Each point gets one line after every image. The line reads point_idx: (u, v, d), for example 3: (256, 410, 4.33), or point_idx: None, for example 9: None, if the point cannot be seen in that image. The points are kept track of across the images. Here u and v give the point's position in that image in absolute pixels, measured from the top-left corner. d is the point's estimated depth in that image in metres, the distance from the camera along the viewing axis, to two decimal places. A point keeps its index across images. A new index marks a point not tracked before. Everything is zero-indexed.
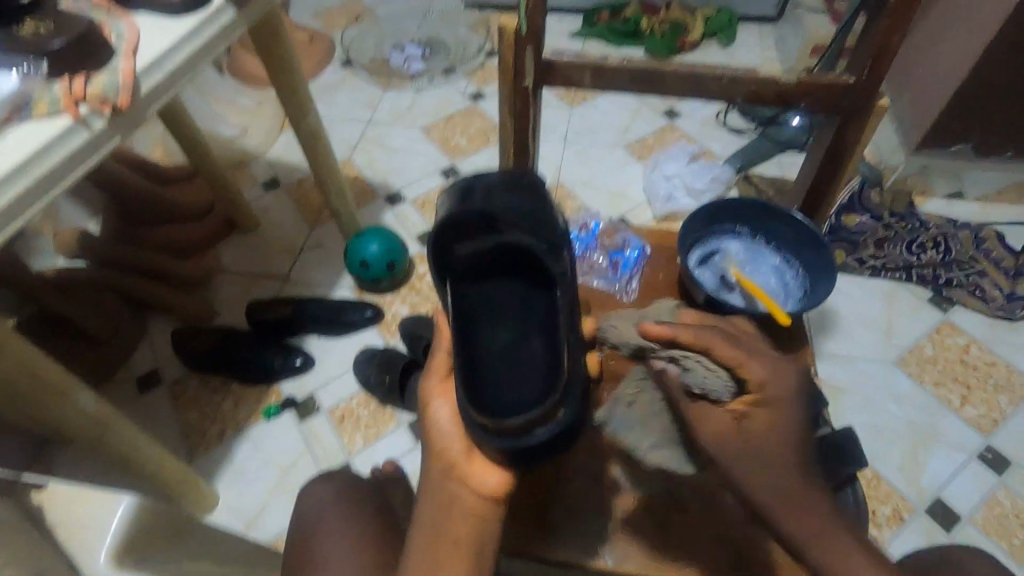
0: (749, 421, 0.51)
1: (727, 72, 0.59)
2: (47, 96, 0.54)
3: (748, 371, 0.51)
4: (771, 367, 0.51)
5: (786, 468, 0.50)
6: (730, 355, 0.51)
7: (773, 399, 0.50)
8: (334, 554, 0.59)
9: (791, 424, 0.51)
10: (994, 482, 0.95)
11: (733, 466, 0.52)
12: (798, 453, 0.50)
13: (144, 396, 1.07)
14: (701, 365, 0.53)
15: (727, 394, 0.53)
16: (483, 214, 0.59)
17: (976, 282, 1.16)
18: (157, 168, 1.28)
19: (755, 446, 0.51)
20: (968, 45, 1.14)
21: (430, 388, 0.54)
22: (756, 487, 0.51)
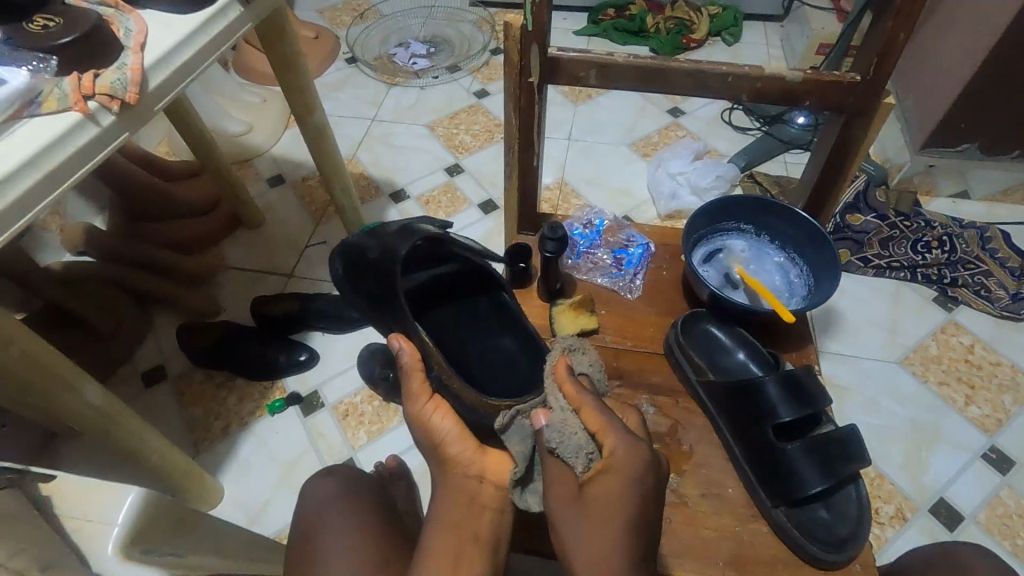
0: (591, 485, 0.47)
1: (732, 69, 0.59)
2: (55, 91, 0.55)
3: (604, 439, 0.49)
4: (624, 439, 0.49)
5: (609, 542, 0.45)
6: (593, 420, 0.51)
7: (617, 461, 0.48)
8: (337, 548, 0.59)
9: (620, 489, 0.46)
10: (997, 482, 0.95)
11: (564, 534, 0.47)
12: (623, 528, 0.45)
13: (149, 390, 1.08)
14: (570, 424, 0.51)
15: (583, 462, 0.49)
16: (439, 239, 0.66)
17: (981, 281, 1.15)
18: (163, 164, 1.29)
19: (586, 511, 0.47)
20: (974, 44, 1.14)
21: (420, 408, 0.56)
22: (584, 561, 0.44)
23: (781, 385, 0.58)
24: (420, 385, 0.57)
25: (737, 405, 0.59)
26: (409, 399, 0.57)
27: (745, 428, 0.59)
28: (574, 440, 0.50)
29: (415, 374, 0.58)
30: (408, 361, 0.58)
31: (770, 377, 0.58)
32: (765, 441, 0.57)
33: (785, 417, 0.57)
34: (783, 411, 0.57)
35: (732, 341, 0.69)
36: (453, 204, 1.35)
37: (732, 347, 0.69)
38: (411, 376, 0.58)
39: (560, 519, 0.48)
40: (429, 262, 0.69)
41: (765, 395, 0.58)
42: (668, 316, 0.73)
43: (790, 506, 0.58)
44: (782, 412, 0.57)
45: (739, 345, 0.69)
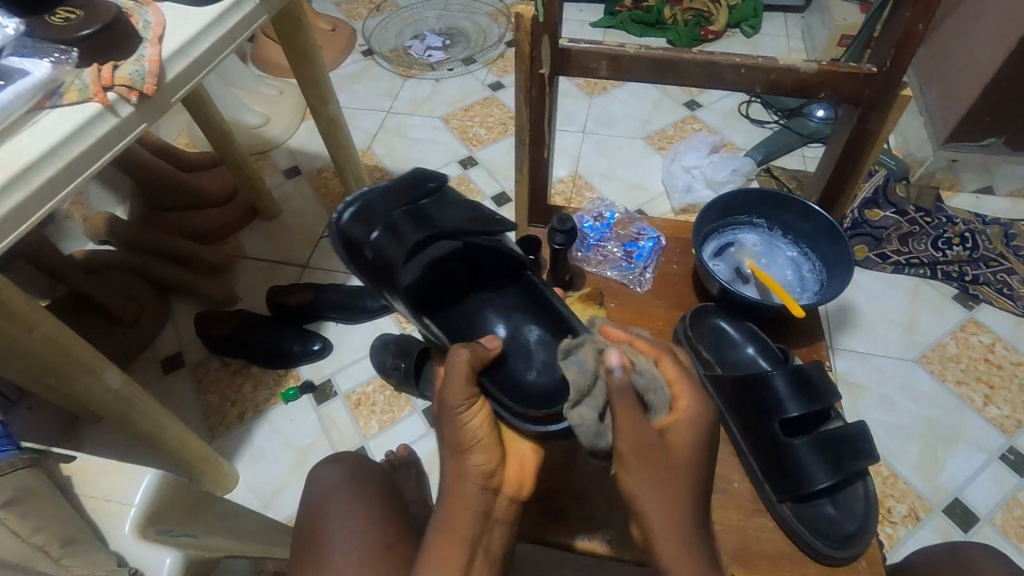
0: (668, 436, 0.45)
1: (744, 60, 0.58)
2: (77, 82, 0.56)
3: (681, 394, 0.48)
4: (699, 397, 0.48)
5: (681, 495, 0.44)
6: (670, 372, 0.49)
7: (690, 416, 0.47)
8: (341, 531, 0.61)
9: (694, 445, 0.45)
10: (1015, 483, 0.93)
11: (632, 482, 0.44)
12: (692, 486, 0.44)
13: (167, 377, 1.10)
14: (652, 372, 0.49)
15: (658, 408, 0.47)
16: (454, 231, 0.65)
17: (1004, 279, 1.12)
18: (183, 155, 1.31)
19: (667, 459, 0.44)
20: (1001, 35, 1.11)
21: (458, 398, 0.50)
22: (660, 509, 0.43)
23: (789, 380, 0.58)
24: (468, 378, 0.51)
25: (745, 399, 0.59)
26: (446, 385, 0.51)
27: (753, 427, 0.58)
28: (655, 386, 0.48)
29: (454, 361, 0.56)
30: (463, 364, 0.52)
31: (779, 372, 0.58)
32: (773, 435, 0.57)
33: (792, 412, 0.57)
34: (791, 407, 0.57)
35: (742, 336, 0.68)
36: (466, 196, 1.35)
37: (742, 341, 0.68)
38: (459, 369, 0.51)
39: (630, 467, 0.44)
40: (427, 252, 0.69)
41: (773, 390, 0.58)
42: (678, 311, 0.73)
43: (797, 502, 0.57)
44: (790, 407, 0.57)
45: (748, 340, 0.68)
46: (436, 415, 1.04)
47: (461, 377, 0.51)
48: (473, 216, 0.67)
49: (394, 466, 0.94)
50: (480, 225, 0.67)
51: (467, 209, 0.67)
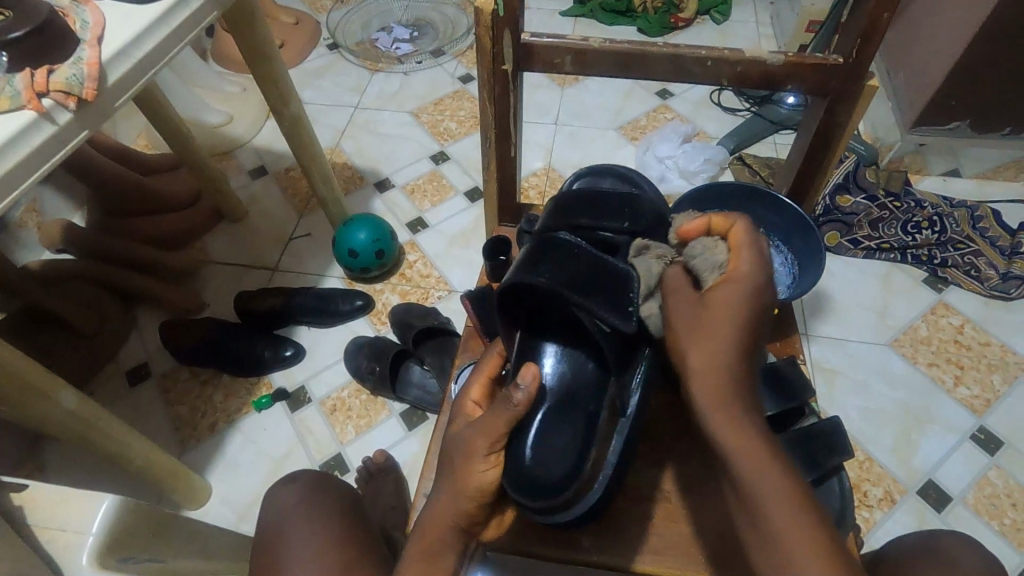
0: (712, 295, 0.46)
1: (711, 53, 0.57)
2: (8, 89, 0.52)
3: (735, 258, 0.48)
4: (756, 259, 0.47)
5: (715, 342, 0.44)
6: (736, 238, 0.49)
7: (741, 276, 0.47)
8: (302, 552, 0.59)
9: (739, 303, 0.45)
10: (986, 462, 0.95)
11: (678, 332, 0.47)
12: (737, 336, 0.44)
13: (133, 389, 1.06)
14: (716, 247, 0.50)
15: (711, 276, 0.49)
16: (562, 289, 0.51)
17: (971, 261, 1.14)
18: (141, 158, 1.26)
19: (700, 311, 0.46)
20: (964, 19, 1.11)
21: (481, 449, 0.47)
22: (694, 350, 0.44)
23: (764, 379, 0.58)
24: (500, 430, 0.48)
25: None
26: (476, 425, 0.48)
27: None
28: (713, 259, 0.49)
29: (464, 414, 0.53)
30: (520, 406, 0.47)
31: (754, 371, 0.58)
32: None
33: (767, 410, 0.57)
34: (766, 404, 0.57)
35: None
36: (439, 193, 1.33)
37: None
38: (503, 416, 0.47)
39: (679, 325, 0.47)
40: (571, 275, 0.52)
41: None
42: None
43: None
44: (765, 405, 0.57)
45: None
46: (414, 418, 1.02)
47: (494, 424, 0.48)
48: (599, 275, 0.52)
49: (371, 474, 0.93)
50: (597, 288, 0.51)
51: (608, 280, 0.52)
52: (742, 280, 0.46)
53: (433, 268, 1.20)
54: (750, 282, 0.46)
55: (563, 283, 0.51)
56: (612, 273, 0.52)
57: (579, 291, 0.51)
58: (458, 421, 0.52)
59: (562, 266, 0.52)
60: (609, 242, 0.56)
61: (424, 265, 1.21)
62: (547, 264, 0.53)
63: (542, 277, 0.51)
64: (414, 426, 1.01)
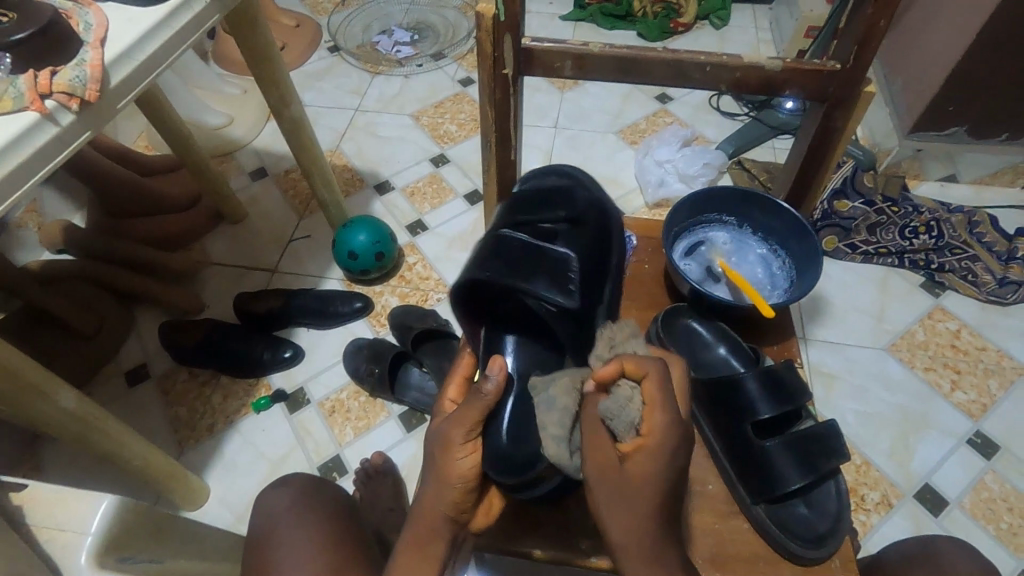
0: (629, 459, 0.41)
1: (710, 58, 0.58)
2: (11, 90, 0.53)
3: (649, 418, 0.41)
4: (673, 424, 0.41)
5: (637, 517, 0.41)
6: (648, 393, 0.42)
7: (658, 443, 0.41)
8: (294, 555, 0.59)
9: (658, 475, 0.40)
10: (982, 466, 0.95)
11: (595, 497, 0.43)
12: (659, 508, 0.41)
13: (131, 390, 1.06)
14: (632, 397, 0.44)
15: (627, 434, 0.43)
16: (509, 280, 0.56)
17: (968, 266, 1.15)
18: (141, 159, 1.27)
19: (619, 491, 0.41)
20: (961, 26, 1.12)
21: (457, 439, 0.47)
22: (616, 525, 0.41)
23: (760, 383, 0.58)
24: (474, 421, 0.48)
25: (717, 401, 0.59)
26: (452, 419, 0.49)
27: (726, 430, 0.58)
28: (627, 410, 0.43)
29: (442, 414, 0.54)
30: (491, 395, 0.48)
31: (750, 374, 0.58)
32: (745, 437, 0.57)
33: (763, 414, 0.57)
34: (762, 408, 0.57)
35: (713, 336, 0.68)
36: (439, 195, 1.33)
37: (713, 341, 0.67)
38: (474, 406, 0.48)
39: (597, 483, 0.43)
40: (518, 266, 0.57)
41: (745, 392, 0.58)
42: (649, 314, 0.73)
43: (770, 504, 0.57)
44: (761, 409, 0.57)
45: (720, 340, 0.67)
46: (412, 420, 1.02)
47: (466, 413, 0.48)
48: (541, 263, 0.58)
49: (369, 475, 0.93)
50: (541, 273, 0.58)
51: (549, 266, 0.58)
52: (661, 448, 0.41)
53: (432, 270, 1.21)
54: (667, 450, 0.41)
55: (510, 274, 0.57)
56: (553, 258, 0.59)
57: (525, 278, 0.57)
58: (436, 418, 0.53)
59: (506, 260, 0.57)
60: (548, 232, 0.65)
61: (424, 267, 1.21)
62: (493, 260, 0.57)
63: (489, 272, 0.56)
64: (412, 428, 1.01)
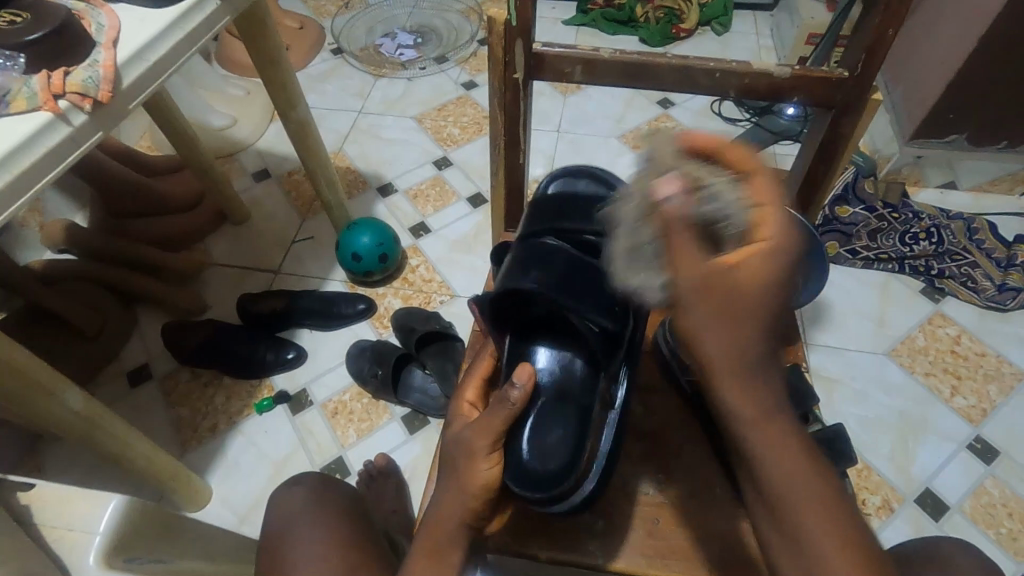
0: (741, 267, 0.36)
1: (719, 65, 0.58)
2: (24, 90, 0.53)
3: (766, 223, 0.36)
4: (787, 226, 0.37)
5: (745, 336, 0.36)
6: (759, 188, 0.37)
7: (771, 249, 0.36)
8: (305, 555, 0.59)
9: (771, 284, 0.36)
10: (982, 471, 0.96)
11: (688, 317, 0.37)
12: (766, 333, 0.37)
13: (134, 390, 1.06)
14: (734, 189, 0.38)
15: (729, 241, 0.37)
16: (553, 294, 0.54)
17: (968, 272, 1.16)
18: (145, 159, 1.27)
19: (730, 296, 0.36)
20: (962, 35, 1.13)
21: (481, 450, 0.48)
22: (722, 347, 0.36)
23: None
24: (495, 431, 0.48)
25: None
26: (473, 428, 0.49)
27: None
28: (728, 202, 0.38)
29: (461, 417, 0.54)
30: (517, 405, 0.48)
31: None
32: None
33: None
34: None
35: None
36: (442, 198, 1.33)
37: None
38: (498, 416, 0.48)
39: (691, 306, 0.36)
40: (564, 282, 0.55)
41: None
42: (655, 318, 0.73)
43: None
44: None
45: None
46: (415, 422, 1.02)
47: (488, 422, 0.48)
48: (587, 281, 0.55)
49: (372, 476, 0.93)
50: (585, 293, 0.55)
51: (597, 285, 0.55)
52: (770, 258, 0.36)
53: (435, 273, 1.21)
54: (777, 260, 0.36)
55: (555, 288, 0.54)
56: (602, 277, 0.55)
57: (569, 295, 0.54)
58: (455, 422, 0.54)
59: (550, 273, 0.55)
60: (592, 244, 0.58)
61: (427, 270, 1.21)
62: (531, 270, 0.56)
63: (533, 283, 0.54)
64: (415, 430, 1.01)
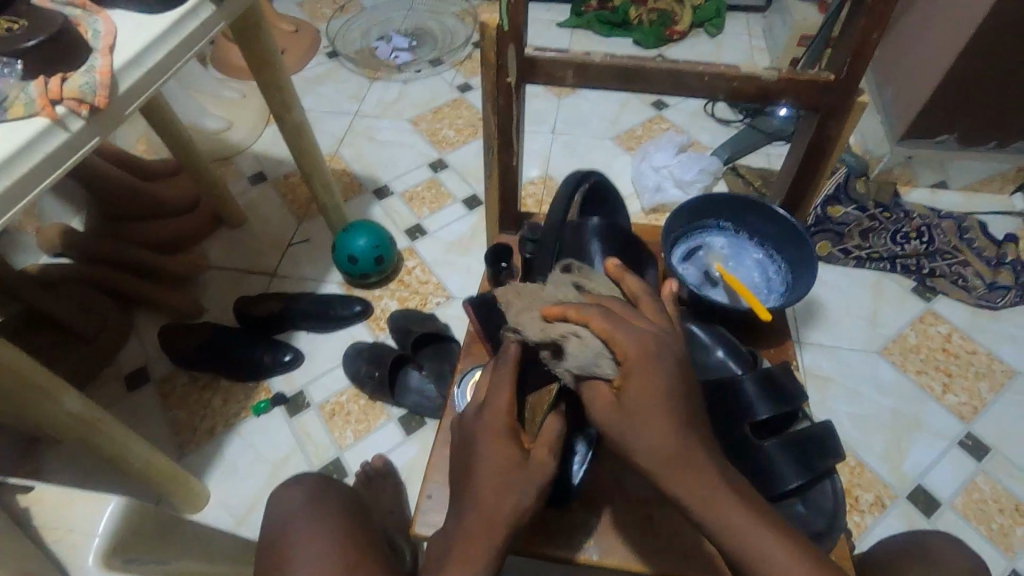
0: (624, 392, 0.43)
1: (709, 68, 0.59)
2: (23, 96, 0.54)
3: (619, 343, 0.43)
4: (637, 334, 0.43)
5: (662, 429, 0.42)
6: (597, 324, 0.44)
7: (637, 358, 0.43)
8: (303, 555, 0.60)
9: (658, 390, 0.42)
10: (974, 467, 0.97)
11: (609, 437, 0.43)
12: (676, 413, 0.42)
13: (131, 393, 1.07)
14: (585, 338, 0.44)
15: (606, 367, 0.44)
16: None
17: (958, 271, 1.17)
18: (141, 162, 1.27)
19: (632, 421, 0.42)
20: (951, 36, 1.15)
21: (549, 467, 0.47)
22: (646, 451, 0.42)
23: (759, 383, 0.59)
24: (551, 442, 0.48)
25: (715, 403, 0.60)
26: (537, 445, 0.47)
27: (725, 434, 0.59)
28: (584, 350, 0.44)
29: (510, 440, 0.47)
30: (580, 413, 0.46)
31: (749, 376, 0.60)
32: (744, 437, 0.58)
33: (762, 415, 0.59)
34: (760, 409, 0.59)
35: (712, 339, 0.66)
36: (437, 200, 1.34)
37: (712, 345, 0.66)
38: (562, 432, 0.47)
39: (613, 431, 0.43)
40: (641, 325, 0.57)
41: (744, 394, 0.59)
42: None
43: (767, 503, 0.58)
44: (760, 410, 0.59)
45: (718, 343, 0.66)
46: (412, 423, 1.03)
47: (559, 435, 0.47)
48: None
49: (369, 477, 0.94)
50: None
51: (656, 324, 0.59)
52: (645, 366, 0.42)
53: (431, 275, 1.22)
54: (648, 359, 0.43)
55: None
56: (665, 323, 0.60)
57: None
58: (498, 442, 0.47)
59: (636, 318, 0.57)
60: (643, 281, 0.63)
61: (423, 272, 1.22)
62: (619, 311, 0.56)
63: None
64: (412, 431, 1.02)
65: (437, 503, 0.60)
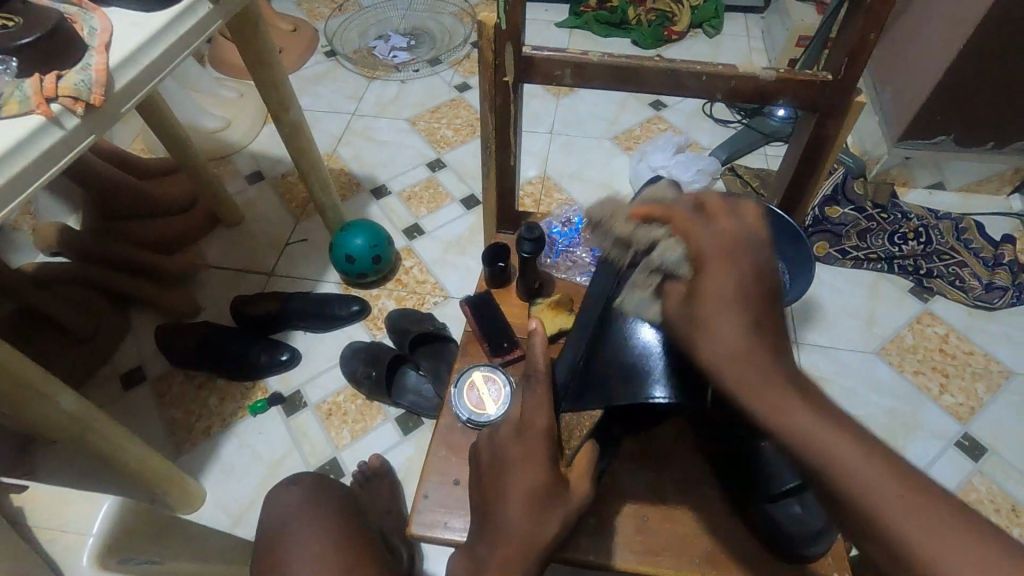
0: (700, 280, 0.42)
1: (706, 69, 0.59)
2: (17, 93, 0.53)
3: (697, 236, 0.43)
4: (718, 233, 0.43)
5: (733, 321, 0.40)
6: (681, 223, 0.45)
7: (715, 251, 0.42)
8: (300, 555, 0.60)
9: (730, 284, 0.41)
10: (970, 467, 0.97)
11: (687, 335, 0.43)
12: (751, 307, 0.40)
13: (127, 393, 1.06)
14: (670, 234, 0.46)
15: (682, 263, 0.44)
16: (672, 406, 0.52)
17: (955, 272, 1.17)
18: (138, 161, 1.27)
19: (702, 320, 0.41)
20: (949, 37, 1.15)
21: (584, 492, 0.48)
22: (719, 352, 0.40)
23: None
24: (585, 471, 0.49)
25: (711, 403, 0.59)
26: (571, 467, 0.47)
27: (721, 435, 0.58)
28: (672, 243, 0.45)
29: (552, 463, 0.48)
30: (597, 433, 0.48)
31: None
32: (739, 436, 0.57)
33: None
34: None
35: None
36: (435, 199, 1.34)
37: None
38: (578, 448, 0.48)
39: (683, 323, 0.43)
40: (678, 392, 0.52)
41: None
42: None
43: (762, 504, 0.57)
44: None
45: None
46: (409, 422, 1.03)
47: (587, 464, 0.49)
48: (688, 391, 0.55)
49: (366, 476, 0.93)
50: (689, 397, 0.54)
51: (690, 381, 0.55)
52: (728, 253, 0.42)
53: (429, 274, 1.21)
54: (731, 248, 0.42)
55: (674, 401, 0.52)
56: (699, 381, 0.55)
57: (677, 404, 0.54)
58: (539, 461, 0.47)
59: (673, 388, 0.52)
60: None
61: (421, 271, 1.22)
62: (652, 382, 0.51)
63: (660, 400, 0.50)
64: (410, 430, 1.02)
65: (433, 504, 0.60)
